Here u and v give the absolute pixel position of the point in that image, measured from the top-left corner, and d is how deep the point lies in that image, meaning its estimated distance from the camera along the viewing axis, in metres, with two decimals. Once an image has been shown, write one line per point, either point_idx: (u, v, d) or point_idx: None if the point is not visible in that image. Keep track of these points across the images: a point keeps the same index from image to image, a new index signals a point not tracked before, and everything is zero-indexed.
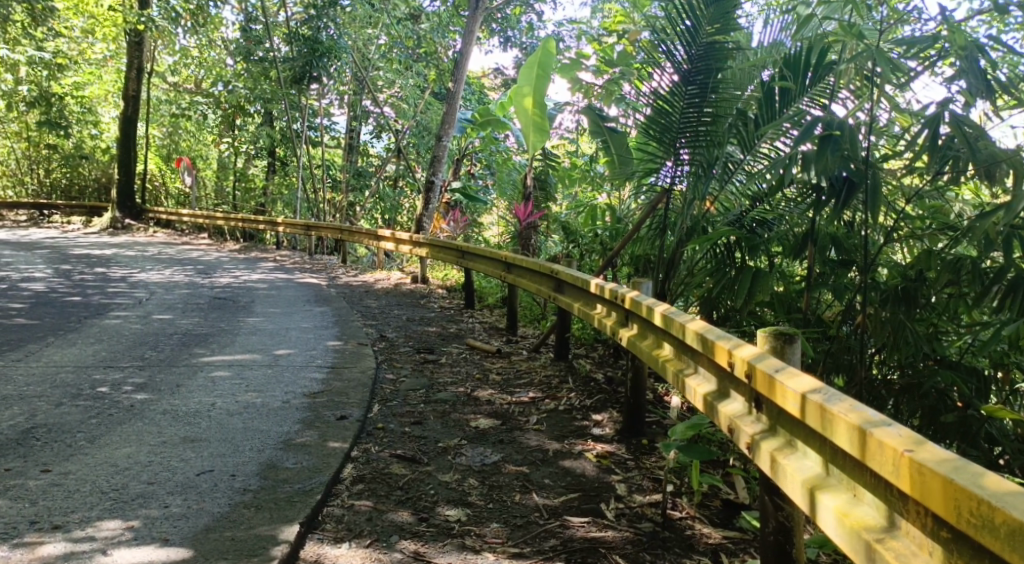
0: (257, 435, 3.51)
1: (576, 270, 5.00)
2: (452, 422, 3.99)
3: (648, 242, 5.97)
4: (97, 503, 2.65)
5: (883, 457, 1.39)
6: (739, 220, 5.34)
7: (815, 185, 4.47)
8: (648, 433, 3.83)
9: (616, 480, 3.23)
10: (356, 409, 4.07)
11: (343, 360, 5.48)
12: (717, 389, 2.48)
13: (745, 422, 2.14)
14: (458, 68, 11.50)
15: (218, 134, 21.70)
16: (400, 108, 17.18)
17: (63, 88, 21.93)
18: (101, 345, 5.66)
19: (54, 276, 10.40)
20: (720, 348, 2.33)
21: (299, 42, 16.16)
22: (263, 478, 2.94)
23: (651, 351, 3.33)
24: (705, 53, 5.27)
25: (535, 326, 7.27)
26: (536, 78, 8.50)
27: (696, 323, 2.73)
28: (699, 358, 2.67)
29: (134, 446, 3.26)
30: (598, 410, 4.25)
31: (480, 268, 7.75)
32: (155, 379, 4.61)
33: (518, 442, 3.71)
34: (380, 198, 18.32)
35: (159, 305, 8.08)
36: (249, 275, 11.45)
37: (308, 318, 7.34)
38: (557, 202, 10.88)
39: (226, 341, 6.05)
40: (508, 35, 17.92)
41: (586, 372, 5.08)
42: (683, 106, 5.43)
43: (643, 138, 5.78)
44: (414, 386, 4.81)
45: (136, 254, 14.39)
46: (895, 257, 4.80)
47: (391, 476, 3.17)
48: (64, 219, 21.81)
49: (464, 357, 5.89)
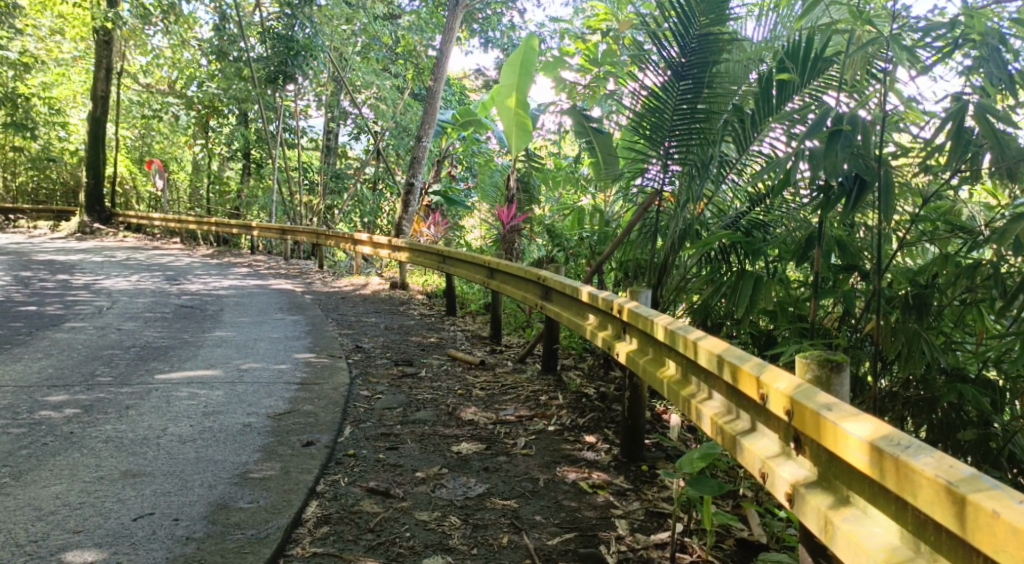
0: (210, 467, 3.11)
1: (564, 278, 4.65)
2: (431, 447, 3.61)
3: (639, 246, 5.59)
4: (8, 559, 2.25)
5: (1009, 546, 1.05)
6: (735, 222, 5.01)
7: (821, 185, 4.07)
8: (647, 458, 3.48)
9: (616, 517, 2.87)
10: (325, 433, 3.68)
11: (315, 374, 5.08)
12: (740, 422, 2.13)
13: (783, 466, 1.81)
14: (437, 67, 11.09)
15: (192, 136, 21.07)
16: (378, 109, 16.68)
17: (30, 89, 21.28)
18: (49, 360, 5.21)
19: (11, 284, 9.86)
20: (748, 376, 1.98)
21: (273, 40, 15.70)
22: (211, 522, 2.54)
23: (653, 369, 2.98)
24: (699, 46, 4.92)
25: (520, 335, 6.91)
26: (517, 77, 8.21)
27: (709, 341, 2.39)
28: (716, 382, 2.32)
29: (65, 484, 2.84)
30: (590, 431, 3.89)
31: (461, 274, 7.35)
32: (104, 400, 4.18)
33: (504, 471, 3.34)
34: (359, 200, 17.65)
35: (120, 315, 7.61)
36: (220, 281, 10.95)
37: (278, 328, 6.93)
38: (540, 204, 10.51)
39: (187, 355, 5.63)
40: (488, 35, 17.66)
41: (576, 386, 4.72)
42: (676, 101, 5.09)
43: (630, 135, 5.44)
44: (390, 404, 4.41)
45: (103, 260, 13.83)
46: (906, 262, 4.47)
47: (361, 515, 2.78)
48: (30, 224, 21.11)
49: (445, 369, 5.51)
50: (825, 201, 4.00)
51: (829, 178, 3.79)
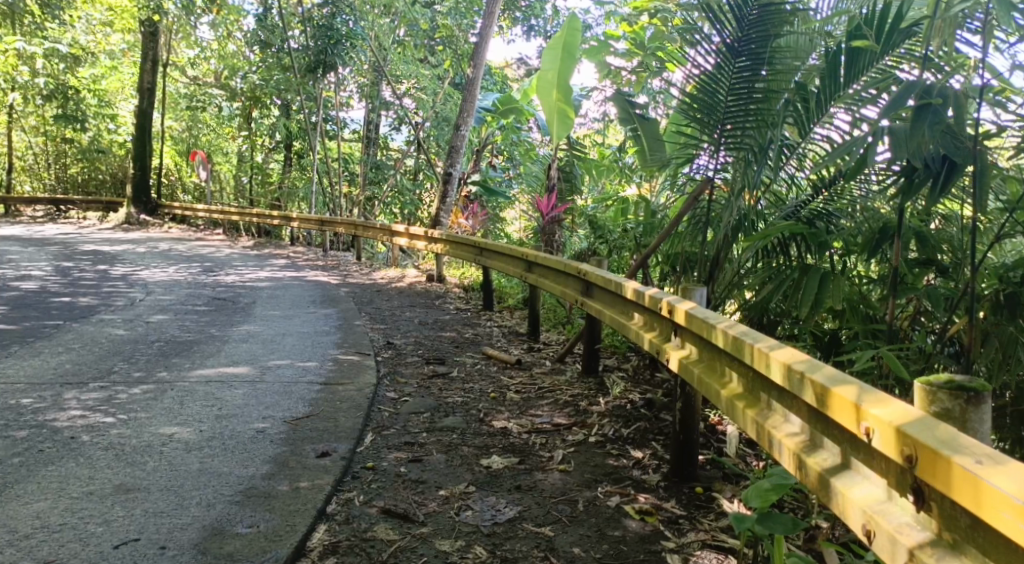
0: (213, 481, 2.82)
1: (607, 272, 4.26)
2: (458, 460, 3.25)
3: (688, 239, 5.13)
4: None
5: None
6: (795, 213, 4.52)
7: (902, 167, 3.56)
8: (701, 478, 3.07)
9: (667, 551, 2.48)
10: (343, 442, 3.35)
11: (341, 373, 4.78)
12: (832, 457, 1.69)
13: (895, 523, 1.39)
14: (476, 54, 10.66)
15: (236, 128, 21.05)
16: (419, 98, 16.32)
17: (80, 82, 21.49)
18: (69, 356, 5.01)
19: (52, 274, 9.83)
20: (842, 400, 1.56)
21: (314, 30, 15.30)
22: (200, 553, 2.24)
23: (712, 381, 2.57)
24: (759, 18, 4.45)
25: (559, 331, 6.54)
26: (560, 61, 7.78)
27: (784, 354, 1.97)
28: (796, 402, 1.88)
29: (49, 501, 2.59)
30: (637, 445, 3.48)
31: (498, 267, 7.00)
32: (113, 400, 3.93)
33: (539, 490, 2.96)
34: (399, 191, 17.43)
35: (151, 307, 7.45)
36: (256, 273, 10.78)
37: (308, 322, 6.66)
38: (581, 195, 10.11)
39: (210, 350, 5.38)
40: (531, 23, 17.15)
41: (620, 390, 4.32)
42: (733, 81, 4.61)
43: (681, 119, 4.98)
44: (417, 408, 4.08)
45: (145, 251, 13.81)
46: (994, 256, 3.97)
47: (374, 544, 2.46)
48: (79, 215, 21.41)
49: (479, 368, 5.16)
50: (906, 185, 3.51)
51: (915, 160, 3.27)
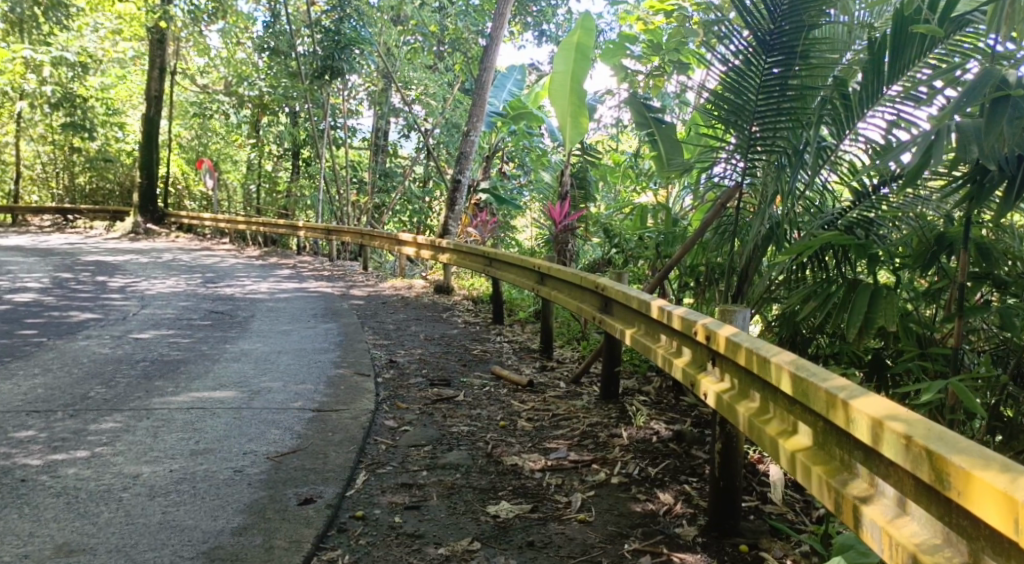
0: (173, 538, 2.40)
1: (627, 287, 3.84)
2: (461, 508, 2.82)
3: (713, 249, 4.67)
4: None
5: None
6: (833, 222, 4.05)
7: (971, 171, 3.05)
8: (744, 530, 2.63)
9: None
10: (330, 485, 2.94)
11: (337, 398, 4.35)
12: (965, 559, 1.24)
13: None
14: (485, 57, 10.22)
15: (244, 136, 20.77)
16: (428, 105, 15.96)
17: (88, 90, 21.17)
18: (44, 379, 4.61)
19: (47, 286, 9.46)
20: (992, 490, 1.11)
21: (321, 34, 14.90)
22: None
23: (765, 425, 2.12)
24: (790, 7, 3.94)
25: (573, 348, 6.11)
26: (573, 62, 7.32)
27: (873, 405, 1.53)
28: (899, 472, 1.44)
29: None
30: (667, 488, 3.04)
31: (509, 277, 6.59)
32: (81, 432, 3.52)
33: (555, 548, 2.53)
34: (407, 199, 17.23)
35: (144, 322, 7.06)
36: (258, 284, 10.38)
37: (307, 339, 6.26)
38: (595, 203, 9.67)
39: (198, 371, 4.98)
40: (542, 29, 16.75)
41: (643, 419, 3.89)
42: (762, 80, 4.12)
43: (705, 119, 4.48)
44: (418, 440, 3.65)
45: (148, 261, 13.45)
46: None
47: None
48: (86, 225, 21.12)
49: (487, 390, 4.73)
50: (974, 191, 3.03)
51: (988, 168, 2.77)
